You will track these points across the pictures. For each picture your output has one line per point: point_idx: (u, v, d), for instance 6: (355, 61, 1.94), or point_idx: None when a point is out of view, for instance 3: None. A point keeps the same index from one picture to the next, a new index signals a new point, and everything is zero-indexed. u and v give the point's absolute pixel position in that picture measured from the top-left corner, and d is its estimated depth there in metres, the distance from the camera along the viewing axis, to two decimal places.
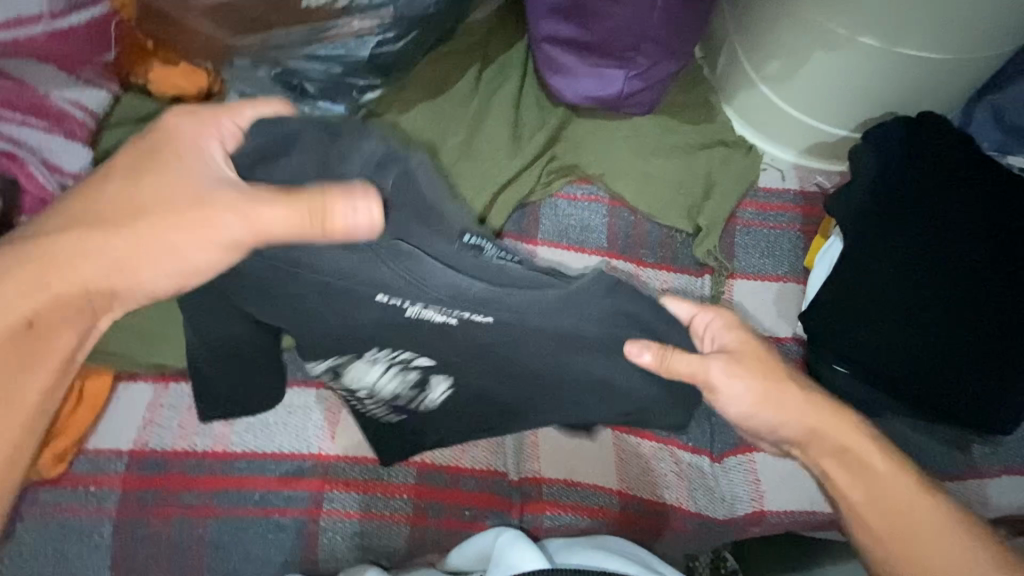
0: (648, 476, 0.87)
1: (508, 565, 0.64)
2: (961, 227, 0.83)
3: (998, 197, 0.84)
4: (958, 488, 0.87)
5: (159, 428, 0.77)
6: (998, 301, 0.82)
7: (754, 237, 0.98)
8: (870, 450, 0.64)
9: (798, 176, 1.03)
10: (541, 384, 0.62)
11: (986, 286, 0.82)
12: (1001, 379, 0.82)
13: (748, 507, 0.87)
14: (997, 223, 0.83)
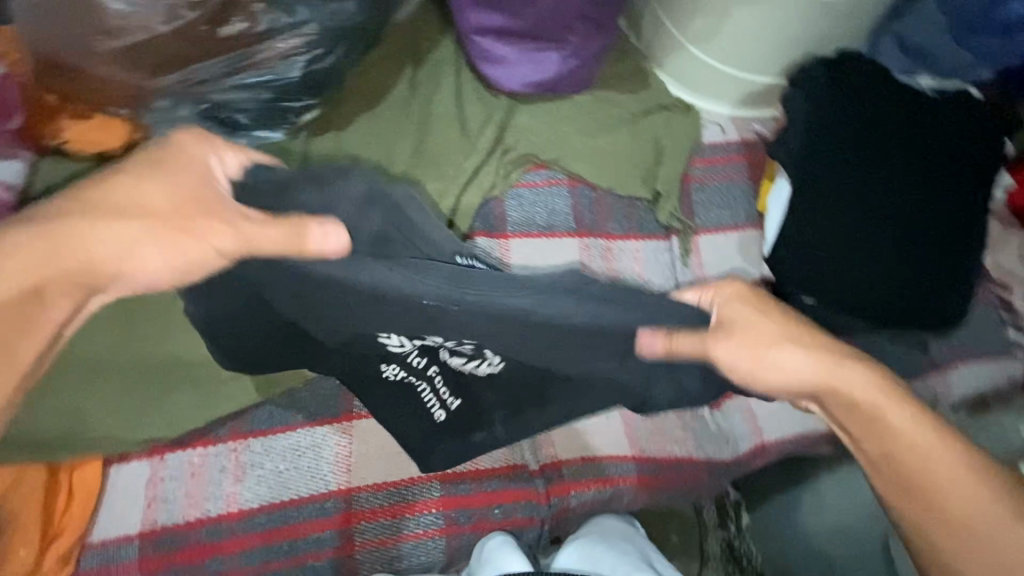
0: (656, 436, 0.91)
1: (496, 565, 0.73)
2: (892, 150, 0.91)
3: (917, 118, 0.92)
4: (925, 384, 0.97)
5: (166, 502, 0.73)
6: (932, 211, 0.91)
7: (709, 192, 1.03)
8: (887, 407, 0.57)
9: (737, 127, 1.08)
10: (556, 377, 0.63)
11: (922, 200, 0.91)
12: (946, 280, 0.91)
13: (750, 442, 0.94)
14: (924, 139, 0.92)
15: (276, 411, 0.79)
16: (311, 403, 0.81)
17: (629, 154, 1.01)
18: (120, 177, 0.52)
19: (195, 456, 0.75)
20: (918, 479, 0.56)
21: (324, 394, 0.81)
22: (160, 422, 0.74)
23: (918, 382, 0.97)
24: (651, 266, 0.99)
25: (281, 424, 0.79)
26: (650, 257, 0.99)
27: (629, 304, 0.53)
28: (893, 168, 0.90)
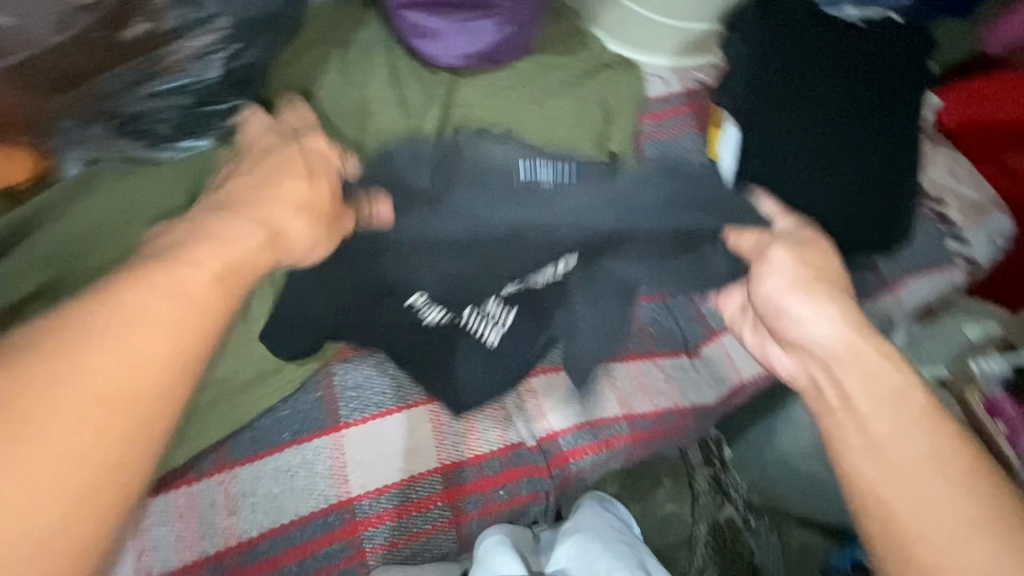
0: (644, 392, 0.93)
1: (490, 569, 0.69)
2: (831, 83, 0.94)
3: (850, 48, 0.95)
4: (877, 302, 1.03)
5: (158, 549, 0.69)
6: (873, 138, 0.95)
7: (661, 146, 1.04)
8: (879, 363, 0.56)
9: (679, 78, 1.09)
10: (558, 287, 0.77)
11: (864, 128, 0.94)
12: (891, 202, 0.96)
13: (731, 382, 0.97)
14: (879, 69, 0.96)
15: (261, 434, 0.76)
16: (297, 421, 0.78)
17: (579, 116, 1.00)
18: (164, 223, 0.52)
19: (181, 497, 0.71)
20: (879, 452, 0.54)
21: (309, 407, 0.79)
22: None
23: (873, 302, 1.03)
24: None
25: (267, 447, 0.76)
26: None
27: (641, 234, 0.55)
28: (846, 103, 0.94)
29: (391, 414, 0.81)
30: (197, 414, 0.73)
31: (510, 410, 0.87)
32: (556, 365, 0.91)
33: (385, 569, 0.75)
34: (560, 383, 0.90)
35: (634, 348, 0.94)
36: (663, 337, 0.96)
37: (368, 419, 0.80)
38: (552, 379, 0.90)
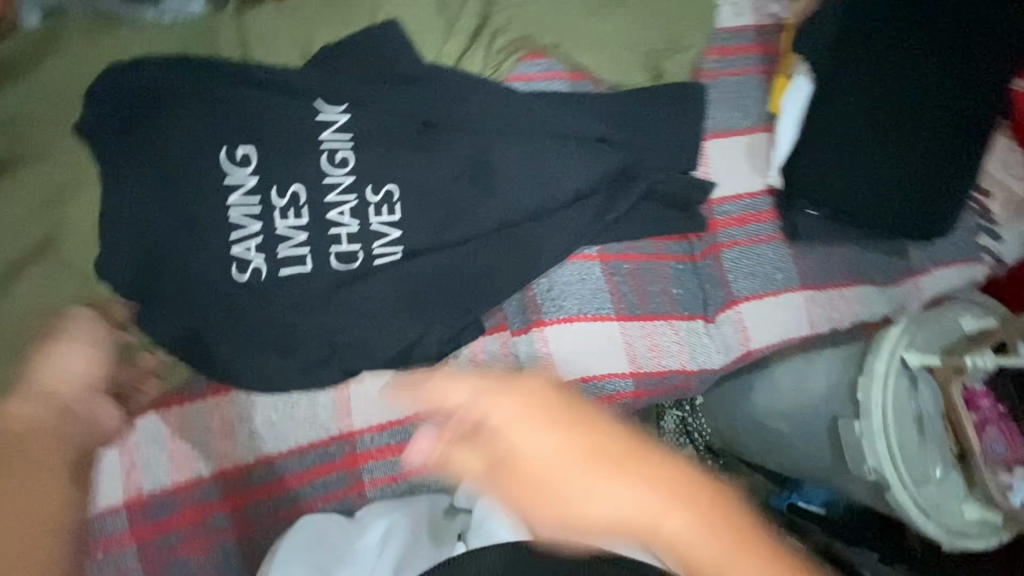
0: (654, 351, 0.90)
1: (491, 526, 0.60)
2: (914, 62, 0.86)
3: (947, 25, 0.87)
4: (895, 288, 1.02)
5: (149, 466, 0.66)
6: (942, 129, 0.88)
7: (721, 88, 0.93)
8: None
9: (752, 10, 0.95)
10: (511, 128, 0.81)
11: (934, 117, 0.87)
12: (943, 202, 0.90)
13: (739, 351, 0.94)
14: (977, 56, 0.88)
15: (251, 363, 0.68)
16: (292, 351, 0.70)
17: (638, 40, 0.87)
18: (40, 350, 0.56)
19: (172, 417, 0.67)
20: None
21: (303, 338, 0.70)
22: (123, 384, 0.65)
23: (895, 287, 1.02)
24: None
25: (259, 377, 0.69)
26: None
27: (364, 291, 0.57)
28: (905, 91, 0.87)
29: (393, 351, 0.74)
30: None
31: (520, 356, 0.84)
32: (570, 316, 0.86)
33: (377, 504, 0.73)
34: (570, 335, 0.86)
35: (653, 307, 0.90)
36: (684, 299, 0.92)
37: (369, 354, 0.73)
38: (566, 329, 0.86)
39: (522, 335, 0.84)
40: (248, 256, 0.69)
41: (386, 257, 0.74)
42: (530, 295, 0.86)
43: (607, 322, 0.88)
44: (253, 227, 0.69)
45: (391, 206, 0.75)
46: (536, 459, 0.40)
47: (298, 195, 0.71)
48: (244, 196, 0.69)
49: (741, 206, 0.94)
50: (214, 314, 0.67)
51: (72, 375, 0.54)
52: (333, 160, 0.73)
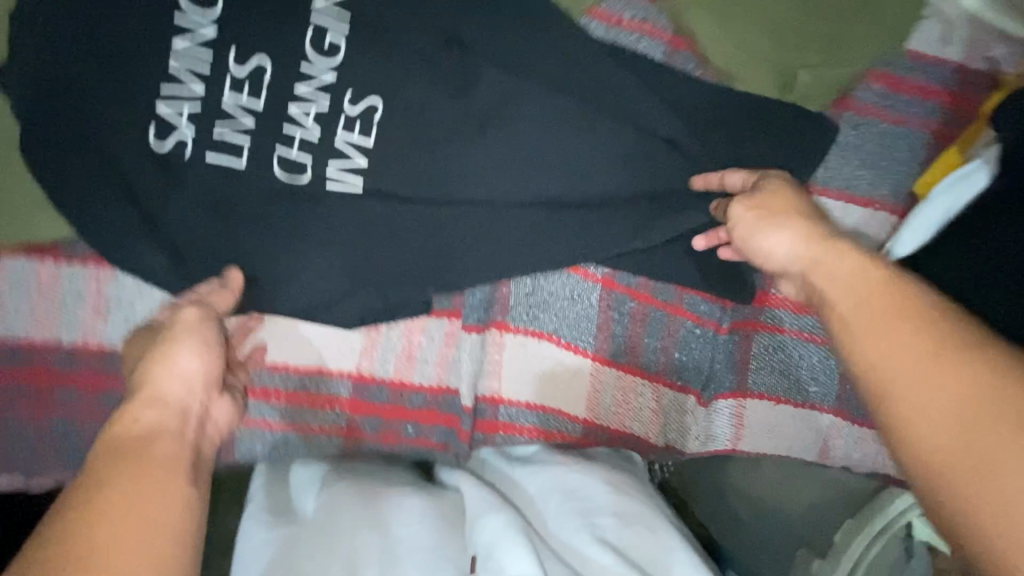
0: (621, 408, 0.75)
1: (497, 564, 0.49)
2: None
3: None
4: None
5: (7, 312, 0.58)
6: None
7: (863, 134, 0.66)
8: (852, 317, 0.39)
9: (970, 39, 0.65)
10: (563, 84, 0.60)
11: None
12: None
13: (722, 446, 0.77)
14: None
15: (138, 250, 0.57)
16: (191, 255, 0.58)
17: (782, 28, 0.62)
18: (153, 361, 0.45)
19: (44, 270, 0.58)
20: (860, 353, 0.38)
21: (200, 245, 0.58)
22: (1, 220, 0.56)
23: None
24: None
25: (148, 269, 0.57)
26: None
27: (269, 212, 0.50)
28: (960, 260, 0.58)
29: (298, 293, 0.61)
30: None
31: (462, 353, 0.71)
32: (540, 331, 0.71)
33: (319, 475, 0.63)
34: (531, 352, 0.72)
35: (642, 362, 0.74)
36: (683, 367, 0.74)
37: (281, 290, 0.60)
38: (528, 344, 0.72)
39: (474, 333, 0.71)
40: (175, 122, 0.55)
41: (339, 188, 0.59)
42: (504, 291, 0.70)
43: (581, 357, 0.73)
44: (194, 90, 0.55)
45: (367, 127, 0.58)
46: (776, 248, 0.49)
47: (263, 73, 0.56)
48: (192, 49, 0.55)
49: None
50: (117, 182, 0.56)
51: (194, 375, 0.45)
52: (318, 46, 0.56)
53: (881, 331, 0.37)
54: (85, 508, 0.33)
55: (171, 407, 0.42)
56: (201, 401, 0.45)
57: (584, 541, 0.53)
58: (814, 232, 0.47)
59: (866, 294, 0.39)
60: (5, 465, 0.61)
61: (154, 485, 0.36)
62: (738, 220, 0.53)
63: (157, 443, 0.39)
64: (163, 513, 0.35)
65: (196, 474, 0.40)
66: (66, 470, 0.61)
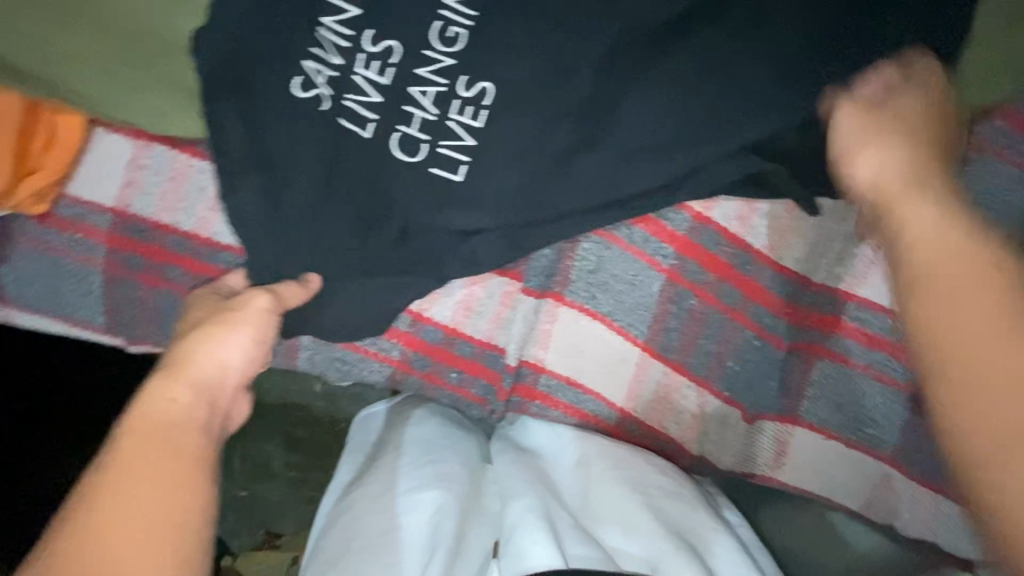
0: (661, 405, 0.75)
1: (519, 552, 0.60)
2: None
3: None
4: None
5: (142, 192, 0.66)
6: None
7: (973, 173, 0.63)
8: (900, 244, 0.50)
9: None
10: (664, 71, 0.61)
11: None
12: None
13: (758, 470, 0.75)
14: None
15: (252, 161, 0.63)
16: (291, 176, 0.63)
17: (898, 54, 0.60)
18: (201, 338, 0.57)
19: (180, 160, 0.66)
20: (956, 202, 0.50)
21: (302, 166, 0.63)
22: (135, 112, 0.62)
23: None
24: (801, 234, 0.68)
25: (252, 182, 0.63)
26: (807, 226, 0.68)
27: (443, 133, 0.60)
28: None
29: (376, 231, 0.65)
30: (87, 67, 0.61)
31: (516, 315, 0.74)
32: (595, 311, 0.73)
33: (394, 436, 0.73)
34: (582, 330, 0.73)
35: (690, 362, 0.73)
36: (733, 378, 0.73)
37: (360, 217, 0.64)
38: (581, 320, 0.73)
39: (533, 297, 0.73)
40: (316, 81, 0.61)
41: (442, 173, 0.63)
42: (567, 263, 0.71)
43: (631, 344, 0.73)
44: (332, 60, 0.61)
45: (477, 111, 0.62)
46: (868, 176, 0.54)
47: (391, 53, 0.61)
48: (336, 25, 0.61)
49: (886, 326, 0.68)
50: (240, 97, 0.62)
51: (236, 366, 0.57)
52: (441, 35, 0.61)
53: (926, 243, 0.46)
54: (117, 474, 0.46)
55: (206, 387, 0.54)
56: (231, 393, 0.57)
57: (624, 523, 0.64)
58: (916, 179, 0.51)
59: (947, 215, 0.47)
60: (116, 321, 0.72)
61: (182, 442, 0.50)
62: (846, 134, 0.58)
63: (189, 420, 0.51)
64: (177, 507, 0.46)
65: (211, 456, 0.51)
66: (163, 336, 0.71)
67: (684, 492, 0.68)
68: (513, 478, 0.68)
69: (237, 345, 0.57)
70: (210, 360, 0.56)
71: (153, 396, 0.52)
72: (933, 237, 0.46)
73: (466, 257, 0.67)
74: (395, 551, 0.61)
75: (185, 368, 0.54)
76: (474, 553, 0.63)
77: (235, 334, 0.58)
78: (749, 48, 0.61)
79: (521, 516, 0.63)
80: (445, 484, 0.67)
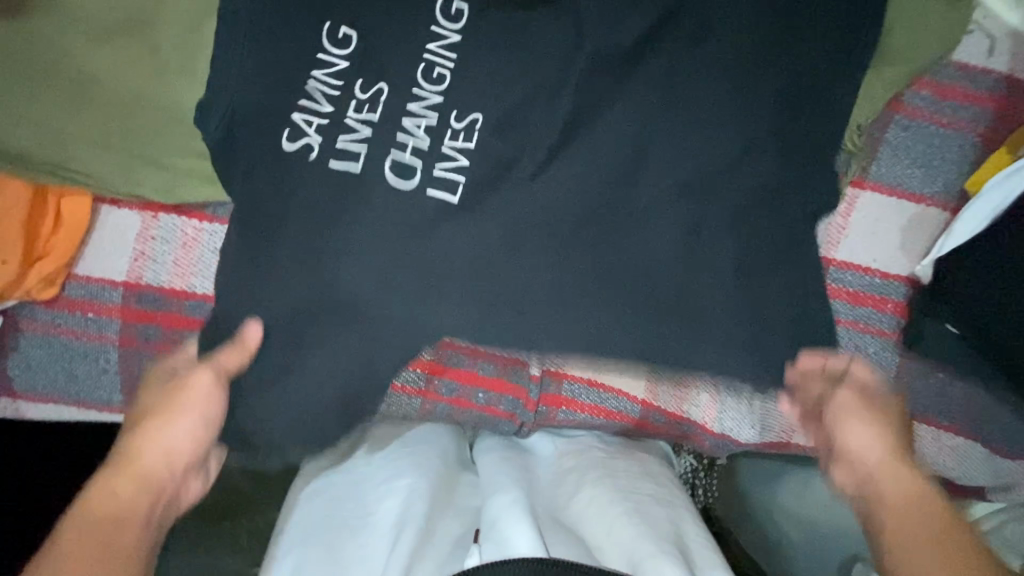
0: (679, 391, 0.80)
1: (501, 534, 0.59)
2: None
3: None
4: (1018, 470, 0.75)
5: (154, 261, 0.68)
6: None
7: (913, 137, 0.72)
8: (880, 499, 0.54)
9: (1013, 52, 0.71)
10: (642, 72, 0.64)
11: None
12: None
13: (776, 437, 0.80)
14: None
15: (260, 213, 0.64)
16: (294, 226, 0.62)
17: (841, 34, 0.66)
18: (151, 421, 0.55)
19: (189, 226, 0.68)
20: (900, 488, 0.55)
21: (305, 212, 0.62)
22: (143, 184, 0.65)
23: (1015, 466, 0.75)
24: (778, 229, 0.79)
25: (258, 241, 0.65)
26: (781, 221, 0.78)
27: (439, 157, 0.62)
28: (974, 282, 0.66)
29: (387, 268, 0.63)
30: (85, 148, 0.62)
31: None
32: None
33: (372, 436, 0.74)
34: None
35: None
36: None
37: None
38: None
39: None
40: (307, 131, 0.62)
41: (441, 195, 0.63)
42: None
43: None
44: (326, 109, 0.62)
45: (469, 136, 0.64)
46: (859, 447, 0.58)
47: (380, 95, 0.63)
48: (325, 77, 0.62)
49: (864, 282, 0.74)
50: (241, 154, 0.63)
51: (183, 450, 0.55)
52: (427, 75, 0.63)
53: (920, 518, 0.50)
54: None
55: (154, 480, 0.52)
56: (176, 480, 0.54)
57: (607, 508, 0.64)
58: (896, 454, 0.57)
59: (928, 509, 0.50)
60: (133, 397, 0.70)
61: (118, 531, 0.47)
62: (836, 401, 0.63)
63: (130, 514, 0.49)
64: None
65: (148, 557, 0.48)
66: None
67: (676, 503, 0.70)
68: (499, 472, 0.69)
69: (185, 429, 0.56)
70: (155, 445, 0.54)
71: (91, 491, 0.49)
72: (920, 506, 0.51)
73: (477, 286, 0.64)
74: (364, 535, 0.62)
75: (125, 456, 0.53)
76: (448, 539, 0.61)
77: (183, 412, 0.56)
78: (723, 46, 0.64)
79: (504, 508, 0.63)
80: (425, 473, 0.68)
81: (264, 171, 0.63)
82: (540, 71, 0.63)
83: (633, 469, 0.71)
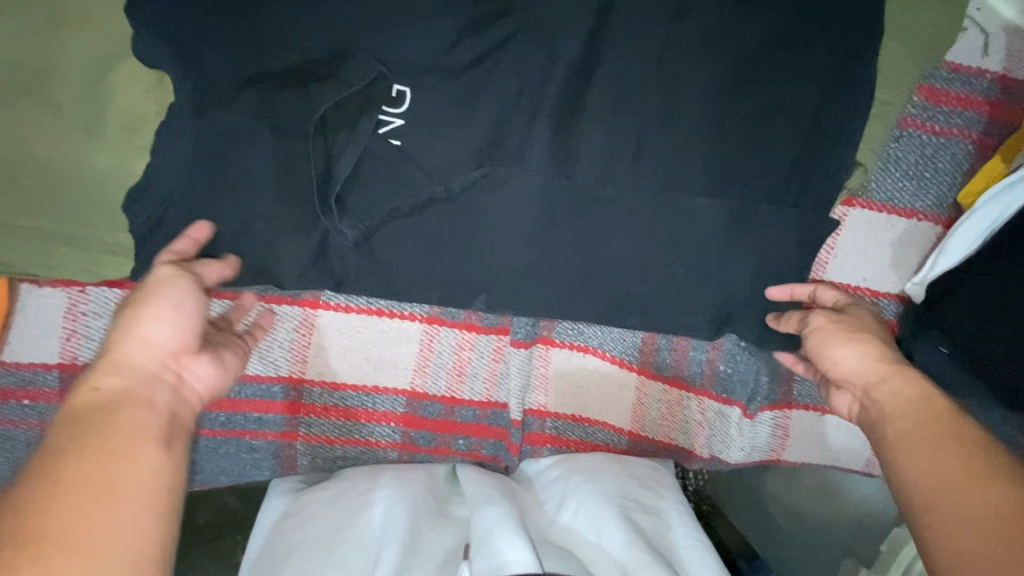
0: (667, 421, 0.77)
1: (492, 549, 0.56)
2: None
3: None
4: None
5: (88, 340, 0.61)
6: None
7: (904, 148, 0.67)
8: (886, 402, 0.54)
9: (1010, 48, 0.65)
10: (607, 99, 0.59)
11: None
12: None
13: (765, 456, 0.79)
14: None
15: None
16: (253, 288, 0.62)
17: (835, 40, 0.60)
18: (145, 306, 0.51)
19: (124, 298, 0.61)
20: (882, 431, 0.52)
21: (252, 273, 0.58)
22: (62, 262, 0.57)
23: None
24: (731, 364, 0.75)
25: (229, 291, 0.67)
26: (731, 360, 0.75)
27: (406, 222, 0.62)
28: (947, 312, 0.63)
29: None
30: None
31: (510, 369, 0.73)
32: (586, 346, 0.74)
33: (344, 470, 0.71)
34: (577, 368, 0.75)
35: (686, 373, 0.76)
36: (728, 381, 0.76)
37: None
38: (573, 359, 0.74)
39: (522, 348, 0.73)
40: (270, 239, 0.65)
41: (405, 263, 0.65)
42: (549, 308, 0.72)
43: (626, 370, 0.75)
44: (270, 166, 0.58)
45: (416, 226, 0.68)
46: (847, 370, 0.59)
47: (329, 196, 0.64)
48: (262, 149, 0.57)
49: None
50: (179, 218, 0.58)
51: (162, 344, 0.50)
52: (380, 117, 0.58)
53: (914, 442, 0.48)
54: (44, 486, 0.38)
55: (144, 368, 0.48)
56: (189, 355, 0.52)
57: (603, 518, 0.62)
58: (882, 356, 0.57)
59: (924, 418, 0.50)
60: None
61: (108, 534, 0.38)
62: (817, 329, 0.62)
63: (144, 420, 0.45)
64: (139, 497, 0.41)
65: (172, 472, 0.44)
66: None
67: (665, 512, 0.67)
68: (482, 487, 0.67)
69: (166, 314, 0.52)
70: (131, 353, 0.49)
71: (62, 471, 0.39)
72: (935, 425, 0.49)
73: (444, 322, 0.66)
74: (342, 551, 0.59)
75: (69, 454, 0.41)
76: (434, 559, 0.59)
77: (162, 306, 0.52)
78: (695, 65, 0.59)
79: (492, 520, 0.60)
80: (411, 497, 0.65)
81: (211, 234, 0.59)
82: (501, 108, 0.59)
83: (633, 481, 0.69)
